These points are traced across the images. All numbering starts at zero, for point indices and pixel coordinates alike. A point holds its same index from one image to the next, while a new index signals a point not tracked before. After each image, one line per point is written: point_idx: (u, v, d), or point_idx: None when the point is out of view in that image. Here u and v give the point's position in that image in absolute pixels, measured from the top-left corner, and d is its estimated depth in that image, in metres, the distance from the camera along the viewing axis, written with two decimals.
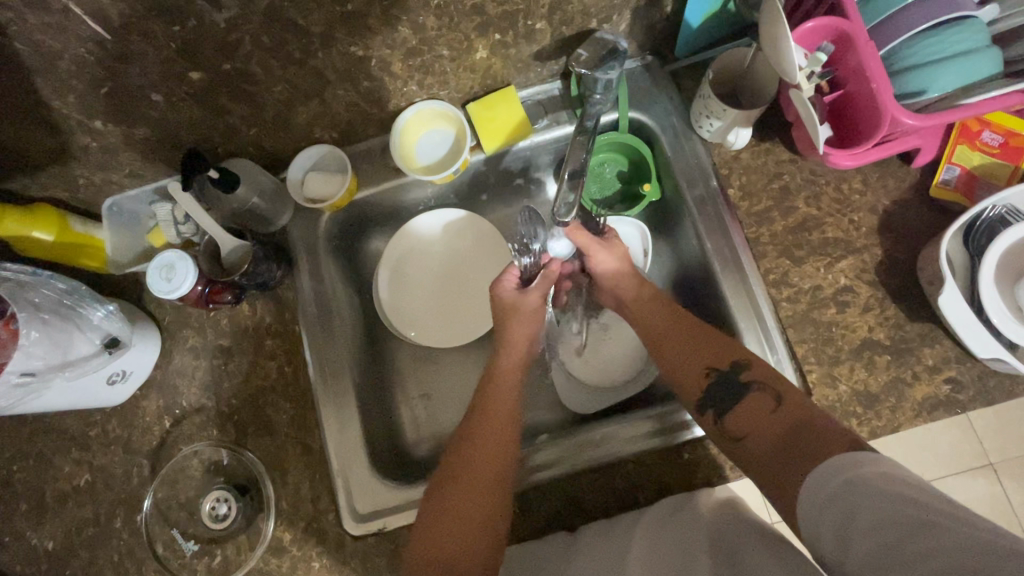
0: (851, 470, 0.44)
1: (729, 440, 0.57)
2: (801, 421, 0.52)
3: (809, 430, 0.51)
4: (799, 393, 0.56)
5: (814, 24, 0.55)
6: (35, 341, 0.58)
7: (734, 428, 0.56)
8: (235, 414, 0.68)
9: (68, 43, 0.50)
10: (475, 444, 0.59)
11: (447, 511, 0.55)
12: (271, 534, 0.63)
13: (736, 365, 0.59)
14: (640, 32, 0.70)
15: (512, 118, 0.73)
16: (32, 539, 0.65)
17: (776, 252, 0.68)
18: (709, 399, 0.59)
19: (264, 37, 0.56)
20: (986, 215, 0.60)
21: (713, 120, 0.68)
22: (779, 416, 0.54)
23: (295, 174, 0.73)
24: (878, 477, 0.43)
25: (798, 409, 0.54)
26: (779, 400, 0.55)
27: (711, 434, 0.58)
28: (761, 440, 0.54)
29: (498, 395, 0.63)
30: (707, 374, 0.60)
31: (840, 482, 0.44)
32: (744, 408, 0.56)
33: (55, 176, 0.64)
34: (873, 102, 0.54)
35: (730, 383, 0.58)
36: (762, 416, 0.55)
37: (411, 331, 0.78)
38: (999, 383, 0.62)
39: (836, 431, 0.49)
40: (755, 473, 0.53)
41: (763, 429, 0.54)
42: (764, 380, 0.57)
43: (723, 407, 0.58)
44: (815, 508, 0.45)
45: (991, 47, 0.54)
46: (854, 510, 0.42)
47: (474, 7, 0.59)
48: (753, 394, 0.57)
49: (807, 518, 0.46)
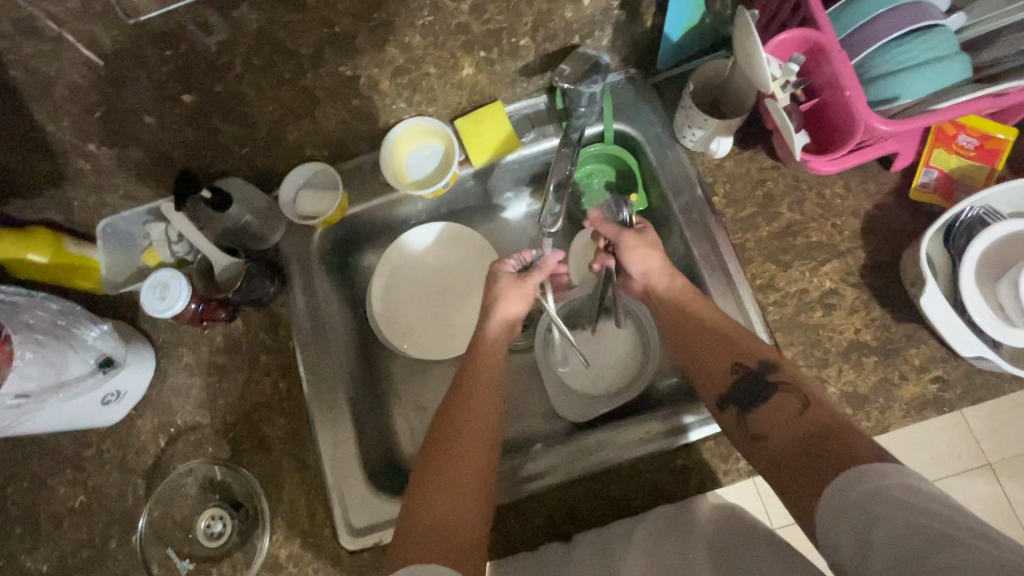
0: (878, 480, 0.43)
1: (748, 439, 0.56)
2: (826, 429, 0.50)
3: (835, 433, 0.49)
4: (828, 400, 0.54)
5: (787, 35, 0.56)
6: (30, 362, 0.58)
7: (755, 426, 0.56)
8: (230, 430, 0.68)
9: (62, 69, 0.51)
10: (461, 418, 0.62)
11: (437, 477, 0.57)
12: (267, 551, 0.63)
13: (765, 364, 0.59)
14: (622, 46, 0.72)
15: (500, 133, 0.75)
16: (26, 562, 0.65)
17: (762, 257, 0.69)
18: (734, 395, 0.58)
19: (255, 60, 0.57)
20: (964, 216, 0.62)
21: (696, 130, 0.69)
22: (805, 417, 0.53)
23: (288, 192, 0.74)
24: (905, 490, 0.42)
25: (823, 415, 0.52)
26: (807, 404, 0.54)
27: (733, 433, 0.58)
28: (782, 441, 0.52)
29: (482, 373, 0.66)
30: (734, 369, 0.60)
31: (864, 489, 0.43)
32: (771, 406, 0.55)
33: (50, 199, 0.65)
34: (847, 109, 0.56)
35: (755, 382, 0.58)
36: (790, 416, 0.54)
37: (403, 343, 0.78)
38: (985, 380, 0.63)
39: (862, 442, 0.47)
40: (772, 476, 0.52)
41: (784, 430, 0.53)
42: (791, 381, 0.57)
43: (746, 406, 0.57)
44: (834, 511, 0.44)
45: (958, 54, 0.56)
46: (880, 520, 0.41)
47: (458, 26, 0.61)
48: (781, 394, 0.56)
49: (825, 521, 0.45)
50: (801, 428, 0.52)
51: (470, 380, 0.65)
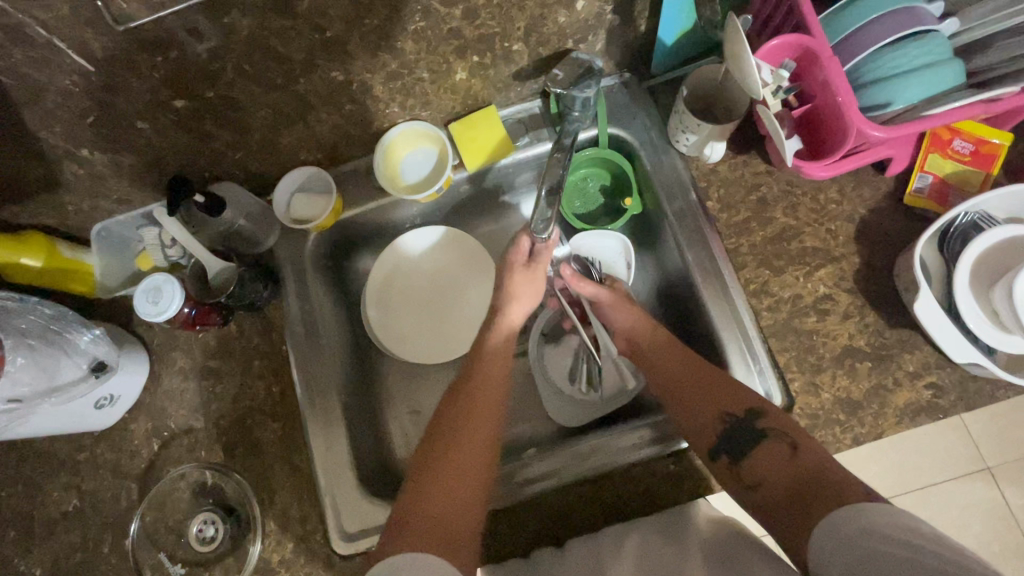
0: (868, 518, 0.44)
1: (740, 485, 0.57)
2: (817, 470, 0.52)
3: (825, 478, 0.50)
4: (816, 443, 0.55)
5: (778, 41, 0.56)
6: (21, 366, 0.58)
7: (748, 473, 0.56)
8: (223, 434, 0.68)
9: (54, 75, 0.51)
10: (463, 421, 0.61)
11: (435, 482, 0.57)
12: (259, 556, 0.63)
13: (750, 413, 0.59)
14: (616, 50, 0.72)
15: (493, 137, 0.75)
16: (20, 566, 0.65)
17: (756, 262, 0.69)
18: (724, 444, 0.59)
19: (246, 66, 0.57)
20: (958, 222, 0.62)
21: (689, 135, 0.69)
22: (796, 462, 0.54)
23: (281, 195, 0.74)
24: (896, 527, 0.43)
25: (809, 456, 0.54)
26: (795, 449, 0.55)
27: (726, 479, 0.58)
28: (774, 488, 0.54)
29: (486, 375, 0.66)
30: (723, 419, 0.59)
31: (855, 528, 0.44)
32: (760, 452, 0.56)
33: (44, 204, 0.66)
34: (839, 115, 0.55)
35: (742, 432, 0.58)
36: (783, 462, 0.54)
37: (413, 357, 0.79)
38: (980, 386, 0.62)
39: (846, 481, 0.50)
40: (765, 516, 0.53)
41: (775, 474, 0.54)
42: (781, 429, 0.57)
43: (737, 453, 0.58)
44: (827, 550, 0.45)
45: (952, 60, 0.56)
46: (872, 558, 0.42)
47: (451, 31, 0.61)
48: (765, 442, 0.57)
49: (819, 560, 0.46)
50: (790, 475, 0.53)
51: (472, 382, 0.65)
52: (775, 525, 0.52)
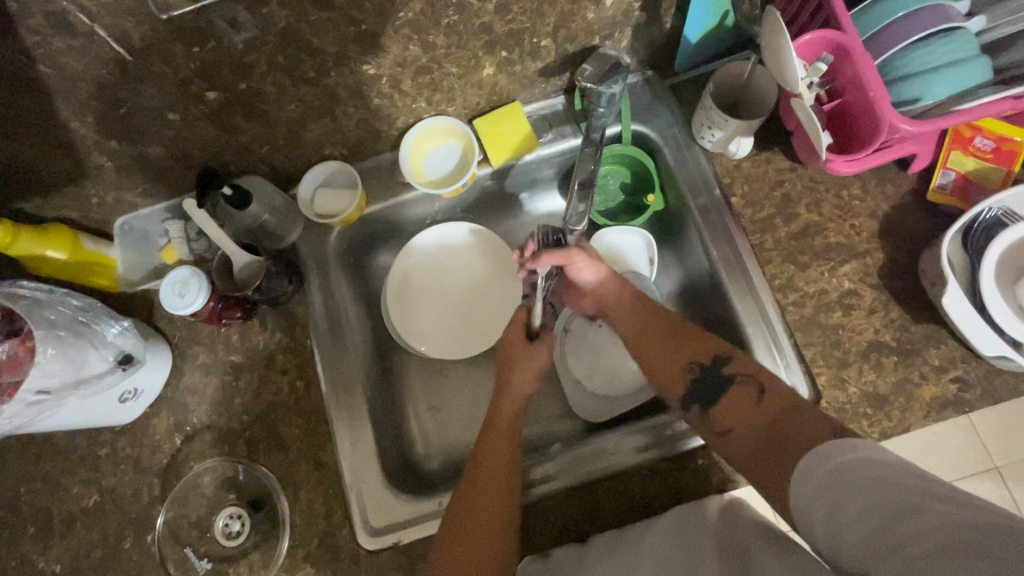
0: (836, 458, 0.44)
1: (713, 434, 0.58)
2: (784, 412, 0.53)
3: (795, 421, 0.51)
4: (779, 381, 0.57)
5: (811, 36, 0.57)
6: (50, 357, 0.58)
7: (719, 421, 0.58)
8: (246, 430, 0.68)
9: (91, 64, 0.51)
10: (481, 474, 0.60)
11: (464, 530, 0.57)
12: (285, 552, 0.63)
13: (716, 359, 0.61)
14: (641, 47, 0.72)
15: (519, 133, 0.75)
16: (39, 563, 0.64)
17: (781, 258, 0.69)
18: (695, 394, 0.60)
19: (280, 58, 0.57)
20: (982, 218, 0.63)
21: (715, 131, 0.69)
22: (762, 405, 0.55)
23: (306, 188, 0.74)
24: (862, 464, 0.42)
25: (779, 398, 0.55)
26: (763, 391, 0.57)
27: (699, 429, 0.60)
28: (747, 434, 0.55)
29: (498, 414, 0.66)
30: (691, 367, 0.62)
31: (826, 472, 0.44)
32: (728, 400, 0.58)
33: (69, 197, 0.65)
34: (870, 109, 0.56)
35: (710, 377, 0.60)
36: (748, 408, 0.56)
37: (470, 351, 0.79)
38: (1004, 381, 0.63)
39: (814, 418, 0.51)
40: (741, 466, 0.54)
41: (747, 421, 0.55)
42: (745, 372, 0.59)
43: (708, 402, 0.59)
44: (805, 496, 0.45)
45: (980, 56, 0.56)
46: (843, 499, 0.42)
47: (482, 26, 0.61)
48: (734, 387, 0.58)
49: (799, 506, 0.45)
50: (761, 419, 0.54)
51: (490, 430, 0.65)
52: (758, 481, 0.51)
